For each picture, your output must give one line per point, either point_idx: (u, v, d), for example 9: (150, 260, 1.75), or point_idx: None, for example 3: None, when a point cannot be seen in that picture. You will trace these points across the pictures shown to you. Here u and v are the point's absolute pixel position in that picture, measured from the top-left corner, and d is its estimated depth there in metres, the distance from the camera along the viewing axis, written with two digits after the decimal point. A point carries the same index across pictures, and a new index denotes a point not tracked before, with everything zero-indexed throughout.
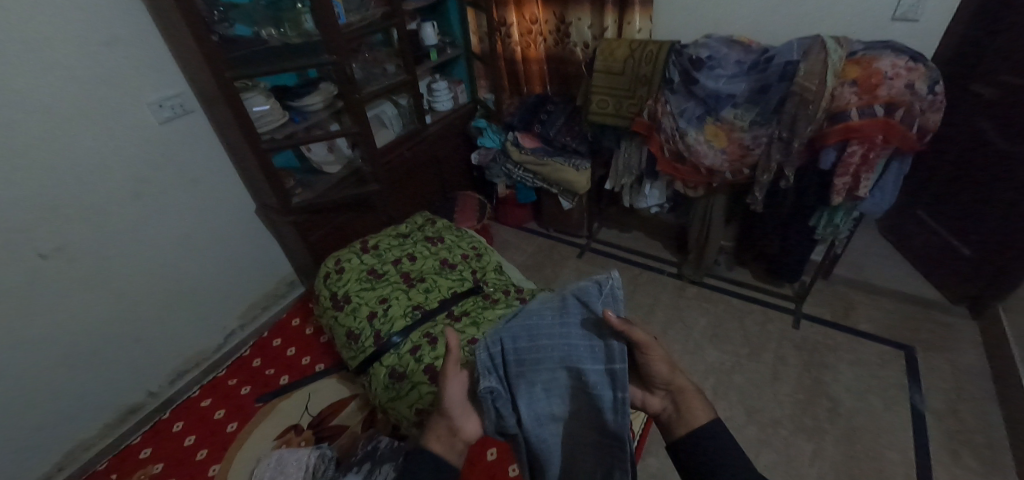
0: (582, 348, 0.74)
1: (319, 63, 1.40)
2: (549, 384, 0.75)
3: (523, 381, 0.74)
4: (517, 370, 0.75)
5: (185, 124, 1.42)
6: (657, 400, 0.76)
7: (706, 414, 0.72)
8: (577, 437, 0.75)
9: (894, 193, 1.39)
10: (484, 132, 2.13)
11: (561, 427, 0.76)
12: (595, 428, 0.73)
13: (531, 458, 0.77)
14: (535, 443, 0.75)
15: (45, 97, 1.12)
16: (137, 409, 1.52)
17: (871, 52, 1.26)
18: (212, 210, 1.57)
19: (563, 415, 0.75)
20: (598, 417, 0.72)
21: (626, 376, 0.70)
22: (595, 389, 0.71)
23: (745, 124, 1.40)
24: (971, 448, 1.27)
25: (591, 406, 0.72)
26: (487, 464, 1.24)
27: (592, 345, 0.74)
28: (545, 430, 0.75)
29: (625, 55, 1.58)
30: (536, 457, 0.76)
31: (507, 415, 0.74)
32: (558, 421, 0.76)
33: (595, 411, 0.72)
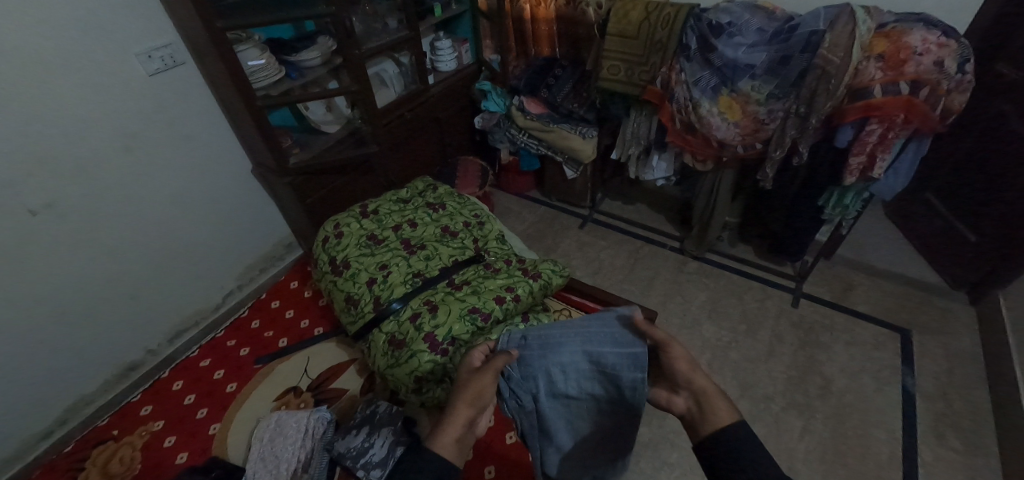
0: (603, 337, 0.86)
1: (315, 15, 1.30)
2: (570, 372, 0.87)
3: (546, 364, 0.87)
4: (542, 359, 0.88)
5: (176, 77, 1.35)
6: (682, 401, 0.75)
7: (731, 415, 0.67)
8: (591, 412, 0.90)
9: (908, 176, 1.35)
10: (489, 95, 2.04)
11: (577, 405, 0.90)
12: (609, 404, 0.87)
13: (547, 431, 0.91)
14: (552, 416, 0.90)
15: (25, 45, 1.05)
16: (136, 366, 1.54)
17: (902, 24, 1.19)
18: (207, 169, 1.52)
19: (581, 397, 0.89)
20: (614, 396, 0.85)
21: (643, 358, 0.80)
22: (615, 375, 0.83)
23: (762, 96, 1.35)
24: (956, 430, 1.30)
25: (610, 388, 0.85)
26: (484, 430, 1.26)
27: (614, 335, 0.85)
28: (562, 406, 0.90)
29: (640, 18, 1.49)
30: (551, 429, 0.91)
31: (528, 392, 0.88)
32: (575, 401, 0.89)
33: (613, 393, 0.85)
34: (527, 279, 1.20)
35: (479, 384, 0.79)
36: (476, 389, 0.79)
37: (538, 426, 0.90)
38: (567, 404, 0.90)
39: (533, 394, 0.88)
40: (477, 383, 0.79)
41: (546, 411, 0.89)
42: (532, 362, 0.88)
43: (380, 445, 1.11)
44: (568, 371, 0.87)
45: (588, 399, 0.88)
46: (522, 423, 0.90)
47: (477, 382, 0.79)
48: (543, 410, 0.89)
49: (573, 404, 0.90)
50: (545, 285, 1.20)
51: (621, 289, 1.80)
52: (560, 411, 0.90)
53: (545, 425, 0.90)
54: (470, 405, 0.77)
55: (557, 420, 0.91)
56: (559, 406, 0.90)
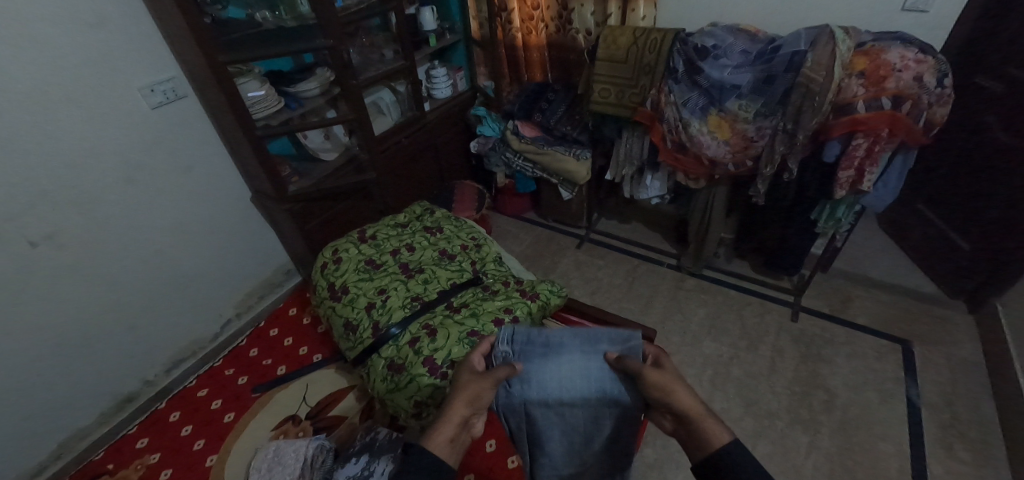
0: (601, 343, 0.87)
1: (314, 48, 1.35)
2: (566, 371, 0.85)
3: (543, 360, 0.87)
4: (542, 362, 0.87)
5: (178, 110, 1.38)
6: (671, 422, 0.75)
7: (719, 433, 0.66)
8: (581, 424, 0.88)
9: (897, 186, 1.37)
10: (484, 120, 2.10)
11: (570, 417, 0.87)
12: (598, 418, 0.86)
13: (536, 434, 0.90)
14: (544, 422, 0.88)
15: (32, 83, 1.09)
16: (133, 398, 1.52)
17: (880, 43, 1.24)
18: (208, 198, 1.55)
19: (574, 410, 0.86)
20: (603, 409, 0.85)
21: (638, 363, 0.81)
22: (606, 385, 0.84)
23: (750, 114, 1.39)
24: (963, 441, 1.29)
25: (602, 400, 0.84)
26: (486, 454, 1.24)
27: (612, 343, 0.86)
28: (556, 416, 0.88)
29: (629, 43, 1.54)
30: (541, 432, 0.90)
31: (520, 390, 0.85)
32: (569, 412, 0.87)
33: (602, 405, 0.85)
34: (525, 300, 1.21)
35: (476, 386, 0.80)
36: (473, 392, 0.79)
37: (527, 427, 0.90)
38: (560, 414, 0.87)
39: (524, 392, 0.85)
40: (472, 385, 0.80)
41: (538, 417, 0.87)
42: (529, 359, 0.87)
43: (377, 474, 1.05)
44: (564, 377, 0.85)
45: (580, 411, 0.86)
46: (509, 422, 0.89)
47: (473, 385, 0.80)
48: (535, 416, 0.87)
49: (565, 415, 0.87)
50: (543, 305, 1.21)
51: (621, 307, 1.80)
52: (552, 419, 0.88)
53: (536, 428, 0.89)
54: (467, 406, 0.77)
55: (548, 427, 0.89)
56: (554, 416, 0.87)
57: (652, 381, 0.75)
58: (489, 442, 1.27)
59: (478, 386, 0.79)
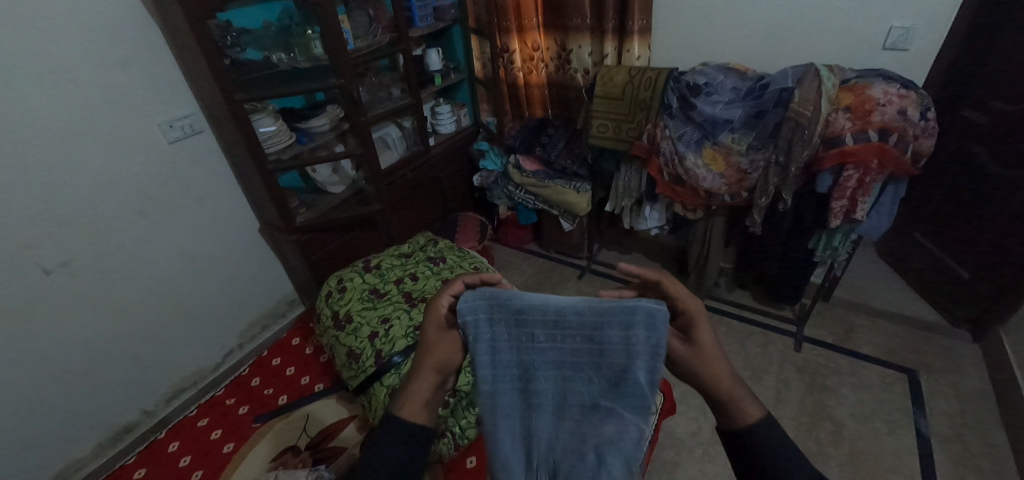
0: None
1: (326, 86, 1.43)
2: None
3: None
4: None
5: (194, 144, 1.45)
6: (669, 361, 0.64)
7: (754, 410, 0.59)
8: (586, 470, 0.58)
9: (891, 216, 1.41)
10: (486, 154, 2.15)
11: (563, 380, 0.61)
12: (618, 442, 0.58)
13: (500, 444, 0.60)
14: (517, 386, 0.61)
15: (60, 118, 1.15)
16: (131, 429, 1.51)
17: (862, 80, 1.31)
18: (218, 228, 1.59)
19: (552, 317, 0.61)
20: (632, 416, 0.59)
21: None
22: (643, 368, 0.58)
23: (743, 147, 1.42)
24: (978, 474, 1.25)
25: (626, 400, 0.59)
26: None
27: None
28: (536, 369, 0.61)
29: (624, 81, 1.62)
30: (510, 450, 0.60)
31: None
32: (559, 365, 0.61)
33: (623, 393, 0.59)
34: None
35: (446, 346, 0.64)
36: (441, 354, 0.63)
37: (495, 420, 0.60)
38: (532, 323, 0.61)
39: None
40: (443, 344, 0.64)
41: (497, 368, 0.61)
42: None
43: None
44: None
45: (568, 338, 0.61)
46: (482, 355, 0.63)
47: (443, 344, 0.64)
48: (504, 301, 0.62)
49: (550, 346, 0.61)
50: None
51: None
52: (523, 361, 0.61)
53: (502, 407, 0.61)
54: (437, 371, 0.63)
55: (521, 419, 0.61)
56: (528, 360, 0.61)
57: (683, 354, 0.61)
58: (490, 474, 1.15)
59: (450, 346, 0.64)
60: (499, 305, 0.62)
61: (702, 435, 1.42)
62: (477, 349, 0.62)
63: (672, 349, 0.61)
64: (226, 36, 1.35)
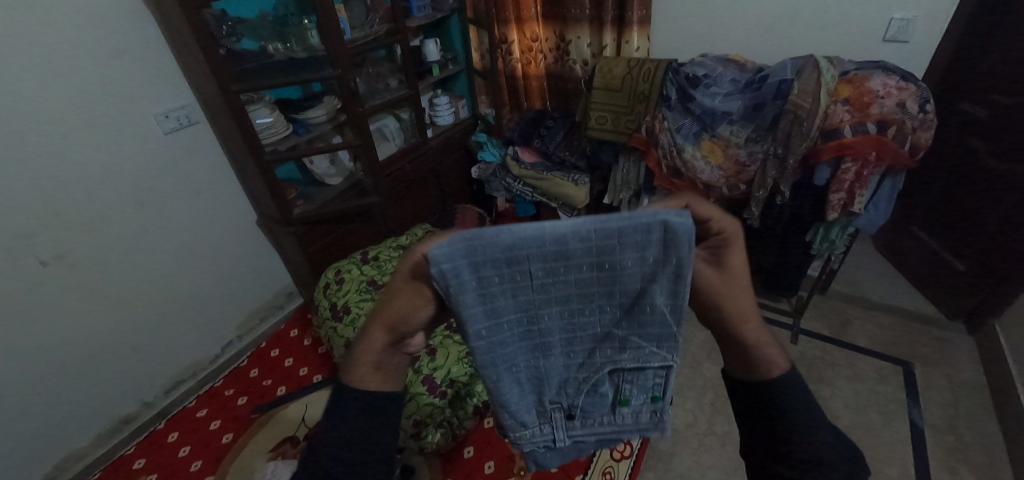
0: None
1: (322, 77, 1.42)
2: None
3: None
4: None
5: (191, 134, 1.44)
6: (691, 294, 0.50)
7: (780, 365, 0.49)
8: (600, 402, 0.62)
9: (888, 209, 1.41)
10: (484, 146, 2.15)
11: (572, 318, 0.54)
12: (633, 378, 0.59)
13: (512, 393, 0.58)
14: (524, 334, 0.54)
15: (54, 109, 1.14)
16: (130, 420, 1.51)
17: (862, 71, 1.28)
18: (215, 219, 1.58)
19: (553, 254, 0.47)
20: (651, 352, 0.55)
21: None
22: (657, 294, 0.50)
23: (741, 140, 1.44)
24: (970, 465, 1.27)
25: (635, 336, 0.54)
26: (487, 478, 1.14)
27: None
28: (541, 309, 0.52)
29: (623, 73, 1.62)
30: (526, 393, 0.59)
31: None
32: (562, 292, 0.51)
33: (634, 325, 0.54)
34: None
35: (414, 296, 0.46)
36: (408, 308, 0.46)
37: (503, 377, 0.56)
38: (529, 266, 0.48)
39: None
40: (409, 297, 0.46)
41: (497, 320, 0.51)
42: None
43: None
44: None
45: (575, 274, 0.49)
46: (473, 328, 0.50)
47: (409, 295, 0.46)
48: (490, 240, 0.45)
49: (554, 287, 0.50)
50: None
51: None
52: (528, 306, 0.51)
53: (511, 360, 0.55)
54: (394, 328, 0.46)
55: (536, 367, 0.57)
56: (528, 300, 0.51)
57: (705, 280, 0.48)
58: (488, 464, 1.17)
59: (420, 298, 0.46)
60: (483, 251, 0.45)
61: (698, 425, 1.43)
62: (465, 303, 0.47)
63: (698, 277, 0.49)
64: (222, 26, 1.34)
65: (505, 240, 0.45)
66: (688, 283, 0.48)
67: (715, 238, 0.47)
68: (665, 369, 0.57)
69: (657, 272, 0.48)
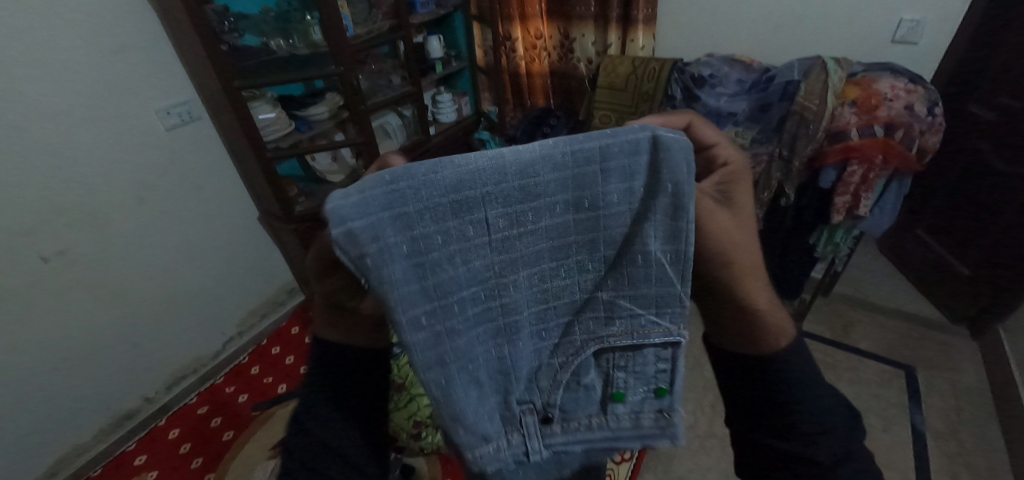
0: None
1: (325, 73, 1.41)
2: None
3: None
4: None
5: (193, 131, 1.43)
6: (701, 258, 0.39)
7: (782, 338, 0.42)
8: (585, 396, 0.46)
9: (893, 213, 1.40)
10: (487, 144, 2.13)
11: (542, 283, 0.41)
12: (628, 363, 0.44)
13: (471, 396, 0.39)
14: (482, 313, 0.39)
15: (56, 106, 1.14)
16: (131, 416, 1.52)
17: (870, 74, 1.29)
18: (217, 216, 1.58)
19: (516, 194, 0.35)
20: (648, 320, 0.42)
21: None
22: (651, 238, 0.37)
23: (746, 141, 1.41)
24: (971, 470, 1.27)
25: (625, 301, 0.41)
26: None
27: None
28: (504, 272, 0.39)
29: (628, 72, 1.61)
30: (489, 394, 0.42)
31: None
32: (528, 245, 0.38)
33: (624, 285, 0.41)
34: None
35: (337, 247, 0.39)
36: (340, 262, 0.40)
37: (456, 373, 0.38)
38: (481, 210, 0.35)
39: None
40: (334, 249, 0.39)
41: (442, 291, 0.36)
42: None
43: None
44: None
45: (548, 220, 0.37)
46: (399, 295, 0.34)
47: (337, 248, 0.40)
48: (424, 174, 0.33)
49: (519, 241, 0.38)
50: None
51: None
52: (485, 267, 0.38)
53: (470, 350, 0.39)
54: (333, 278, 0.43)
55: (500, 357, 0.41)
56: (485, 259, 0.38)
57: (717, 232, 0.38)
58: None
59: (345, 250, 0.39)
60: (417, 194, 0.33)
61: (698, 428, 1.43)
62: (395, 265, 0.33)
63: (705, 215, 0.37)
64: (223, 21, 1.31)
65: (446, 166, 0.33)
66: (692, 228, 0.36)
67: (717, 169, 0.39)
68: (670, 347, 0.43)
69: (650, 209, 0.36)
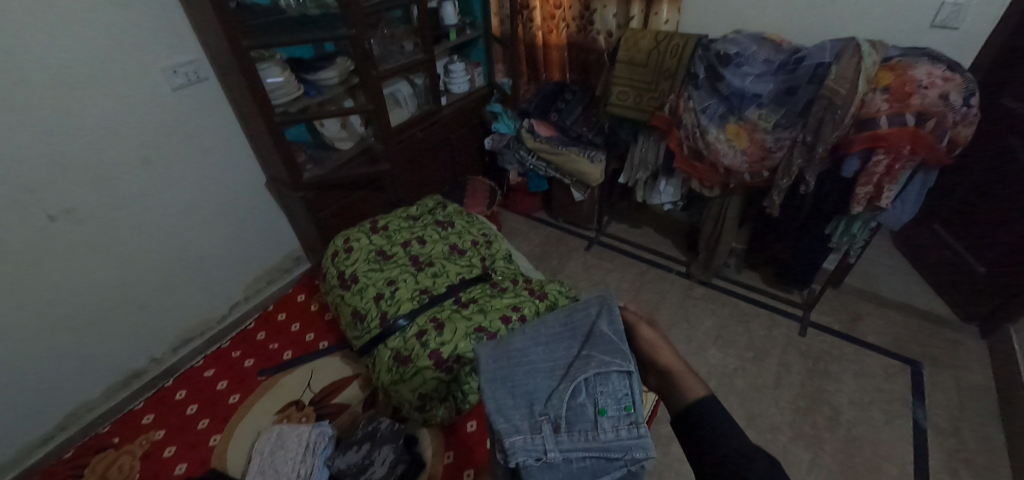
0: None
1: (336, 36, 1.36)
2: None
3: None
4: None
5: (198, 92, 1.40)
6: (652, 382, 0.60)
7: (698, 390, 0.54)
8: (586, 413, 0.56)
9: (916, 206, 1.35)
10: (500, 117, 2.07)
11: (553, 353, 0.62)
12: (608, 389, 0.57)
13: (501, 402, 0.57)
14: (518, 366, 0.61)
15: (58, 61, 1.11)
16: (139, 375, 1.54)
17: (906, 58, 1.22)
18: (223, 181, 1.56)
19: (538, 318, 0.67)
20: (616, 361, 0.58)
21: None
22: (603, 322, 0.62)
23: (769, 125, 1.37)
24: (970, 468, 1.27)
25: (597, 353, 0.59)
26: (465, 434, 1.27)
27: None
28: (530, 348, 0.63)
29: (650, 47, 1.54)
30: (520, 405, 0.57)
31: None
32: (548, 342, 0.64)
33: (597, 347, 0.60)
34: (533, 298, 1.20)
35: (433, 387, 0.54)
36: None
37: (497, 392, 0.58)
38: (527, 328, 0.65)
39: None
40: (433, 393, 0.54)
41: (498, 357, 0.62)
42: None
43: (380, 463, 1.11)
44: None
45: (556, 331, 0.65)
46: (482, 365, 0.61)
47: None
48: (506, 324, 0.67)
49: (542, 335, 0.65)
50: (552, 304, 1.19)
51: None
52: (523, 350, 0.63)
53: (511, 377, 0.60)
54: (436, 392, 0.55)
55: (527, 385, 0.59)
56: (522, 346, 0.63)
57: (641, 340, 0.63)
58: (470, 423, 1.29)
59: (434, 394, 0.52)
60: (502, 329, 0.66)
61: None
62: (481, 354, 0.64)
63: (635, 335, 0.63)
64: None
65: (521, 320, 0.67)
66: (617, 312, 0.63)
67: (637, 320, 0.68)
68: (626, 374, 0.58)
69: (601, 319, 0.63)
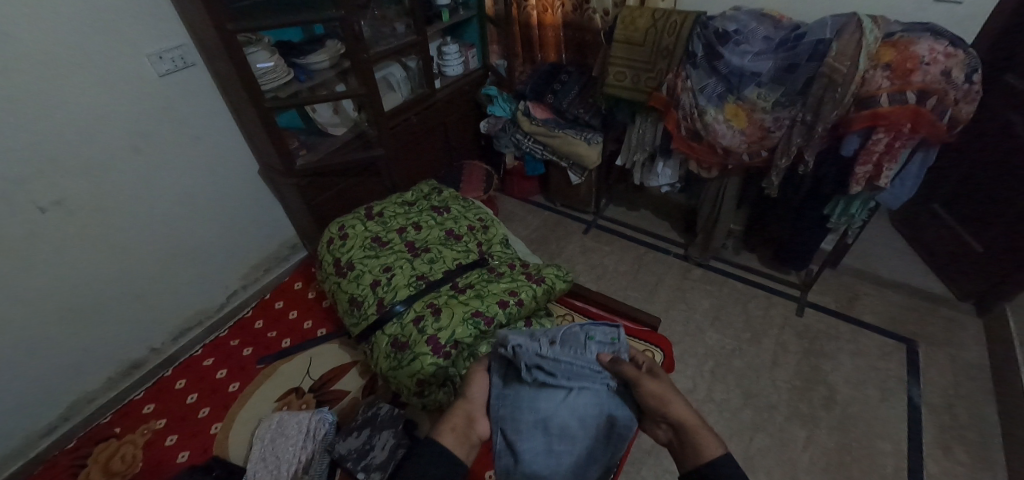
0: None
1: (325, 18, 1.32)
2: None
3: None
4: None
5: (186, 78, 1.36)
6: (664, 433, 0.73)
7: (715, 450, 0.64)
8: (576, 344, 0.87)
9: (915, 185, 1.33)
10: (495, 100, 2.04)
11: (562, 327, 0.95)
12: (597, 334, 0.89)
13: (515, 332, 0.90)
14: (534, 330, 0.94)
15: (40, 48, 1.07)
16: (139, 365, 1.55)
17: (909, 34, 1.18)
18: (215, 169, 1.54)
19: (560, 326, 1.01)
20: (603, 325, 0.91)
21: None
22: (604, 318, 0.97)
23: (768, 104, 1.34)
24: (963, 444, 1.29)
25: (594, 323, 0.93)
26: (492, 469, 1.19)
27: None
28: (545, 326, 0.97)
29: (647, 25, 1.49)
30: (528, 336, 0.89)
31: None
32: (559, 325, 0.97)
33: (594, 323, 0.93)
34: (530, 283, 1.19)
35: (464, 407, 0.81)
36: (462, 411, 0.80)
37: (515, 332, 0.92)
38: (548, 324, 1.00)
39: None
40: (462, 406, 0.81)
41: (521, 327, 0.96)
42: None
43: (380, 447, 1.11)
44: None
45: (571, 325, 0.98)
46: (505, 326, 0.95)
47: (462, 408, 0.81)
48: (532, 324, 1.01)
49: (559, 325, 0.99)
50: (549, 289, 1.19)
51: (625, 295, 1.79)
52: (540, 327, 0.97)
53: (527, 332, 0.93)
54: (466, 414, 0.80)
55: (537, 333, 0.92)
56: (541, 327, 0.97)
57: (651, 398, 0.73)
58: None
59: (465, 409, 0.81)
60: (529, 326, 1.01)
61: (697, 392, 1.46)
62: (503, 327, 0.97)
63: (644, 386, 0.74)
64: None
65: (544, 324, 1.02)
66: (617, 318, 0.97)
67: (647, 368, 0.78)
68: (611, 331, 0.89)
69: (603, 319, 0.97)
